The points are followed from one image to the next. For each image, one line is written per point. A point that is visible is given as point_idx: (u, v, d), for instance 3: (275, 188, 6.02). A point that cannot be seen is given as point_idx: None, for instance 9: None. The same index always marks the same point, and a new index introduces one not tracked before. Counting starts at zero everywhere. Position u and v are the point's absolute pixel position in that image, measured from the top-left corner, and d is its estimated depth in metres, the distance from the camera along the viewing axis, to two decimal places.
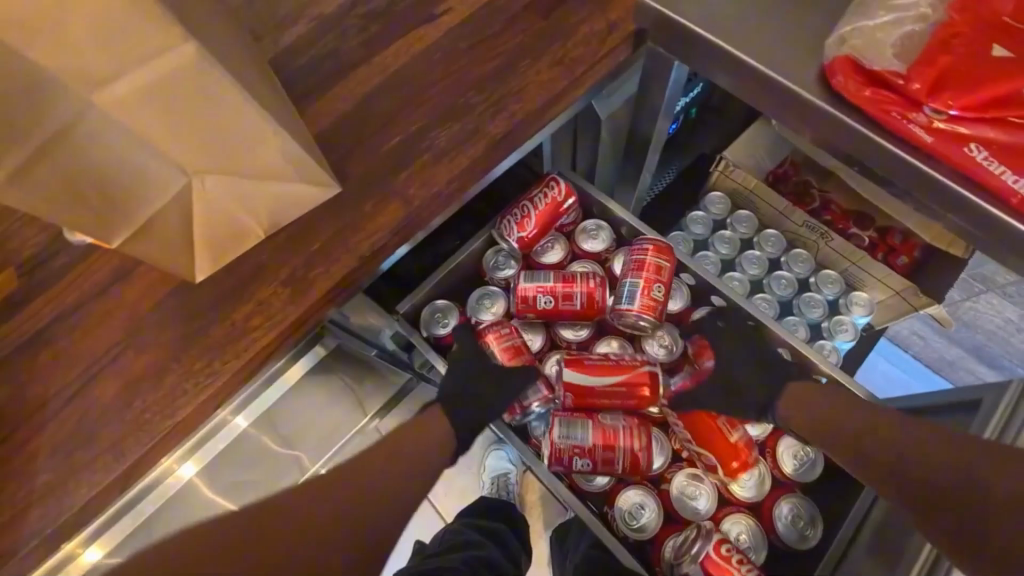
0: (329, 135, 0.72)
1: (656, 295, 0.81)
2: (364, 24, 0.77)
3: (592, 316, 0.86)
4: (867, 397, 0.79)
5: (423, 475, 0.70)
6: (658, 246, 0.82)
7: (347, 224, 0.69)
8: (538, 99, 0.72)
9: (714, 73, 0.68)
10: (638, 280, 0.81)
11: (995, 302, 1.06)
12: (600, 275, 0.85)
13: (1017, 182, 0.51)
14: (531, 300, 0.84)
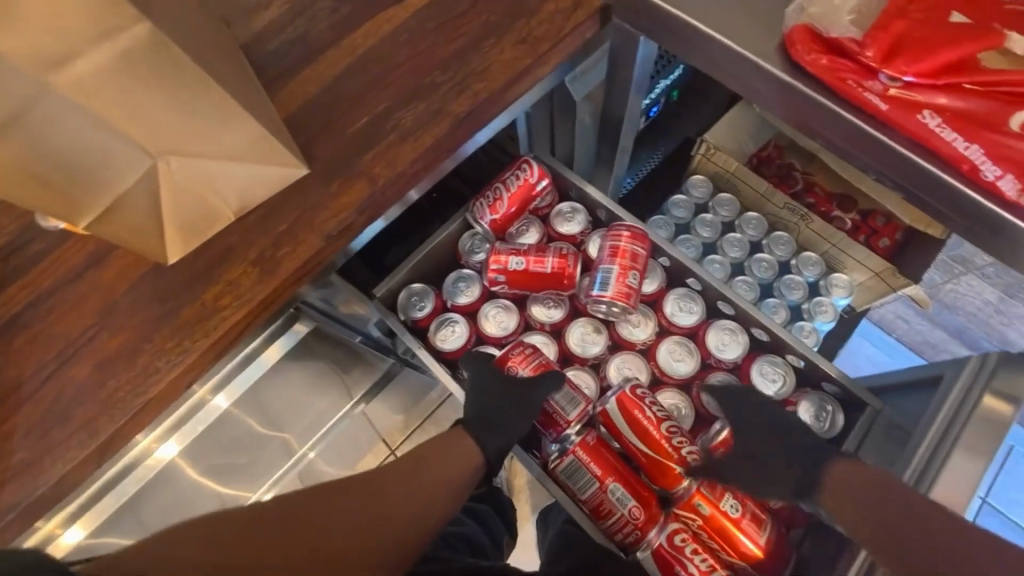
0: (299, 117, 0.73)
1: (630, 281, 0.82)
2: (333, 7, 0.77)
3: (563, 286, 0.86)
4: (840, 376, 0.79)
5: None
6: (635, 233, 0.83)
7: (314, 204, 0.70)
8: (502, 77, 0.72)
9: (678, 47, 0.69)
10: (613, 266, 0.82)
11: (975, 284, 1.05)
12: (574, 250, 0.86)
13: (968, 149, 0.52)
14: (503, 265, 0.85)
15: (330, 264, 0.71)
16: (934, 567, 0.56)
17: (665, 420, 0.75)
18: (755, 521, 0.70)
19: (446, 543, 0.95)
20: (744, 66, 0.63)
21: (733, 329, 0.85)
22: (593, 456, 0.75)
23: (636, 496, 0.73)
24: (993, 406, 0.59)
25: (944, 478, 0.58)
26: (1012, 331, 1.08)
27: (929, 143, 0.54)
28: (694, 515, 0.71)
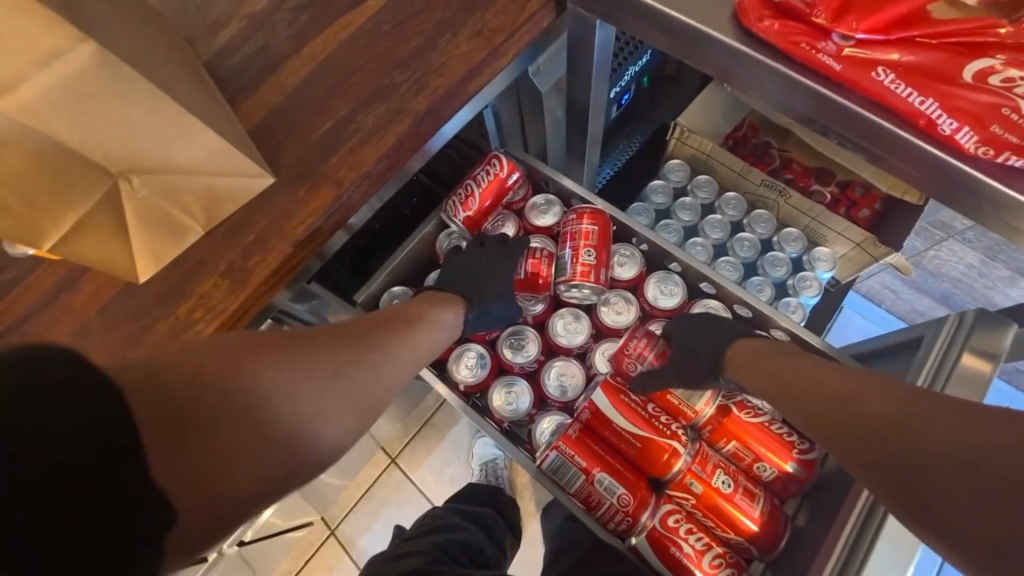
0: (263, 127, 0.73)
1: (588, 259, 0.84)
2: (292, 16, 0.77)
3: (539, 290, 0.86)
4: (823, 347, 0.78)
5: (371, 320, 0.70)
6: (587, 214, 0.85)
7: (282, 212, 0.70)
8: (459, 73, 0.73)
9: (638, 26, 0.69)
10: (571, 247, 0.85)
11: (957, 249, 1.04)
12: (546, 250, 0.87)
13: (922, 103, 0.55)
14: None
15: (303, 267, 0.72)
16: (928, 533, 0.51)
17: (650, 402, 0.74)
18: (747, 495, 0.69)
19: (444, 554, 0.93)
20: (700, 39, 0.65)
21: (715, 308, 0.86)
22: (577, 448, 0.71)
23: (625, 483, 0.70)
24: (971, 364, 0.59)
25: (951, 386, 0.59)
26: (997, 294, 1.08)
27: (884, 100, 0.56)
28: (687, 495, 0.70)
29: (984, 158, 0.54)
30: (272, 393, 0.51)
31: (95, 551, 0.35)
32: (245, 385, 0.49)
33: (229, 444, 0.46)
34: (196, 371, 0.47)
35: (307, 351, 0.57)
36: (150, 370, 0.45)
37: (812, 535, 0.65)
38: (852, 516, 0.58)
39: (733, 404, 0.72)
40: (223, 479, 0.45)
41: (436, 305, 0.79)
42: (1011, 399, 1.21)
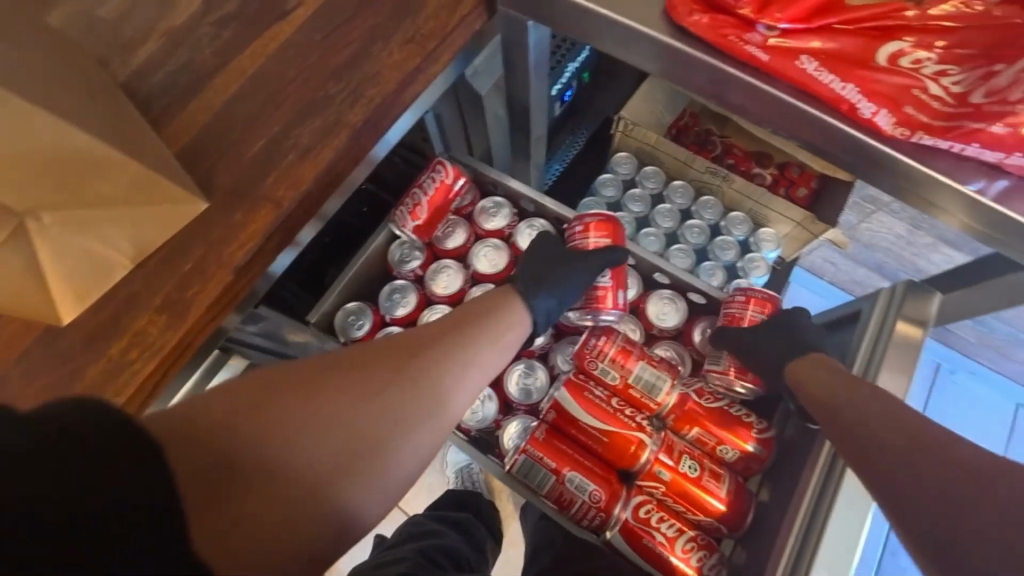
0: (192, 148, 0.69)
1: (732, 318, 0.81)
2: (215, 32, 0.75)
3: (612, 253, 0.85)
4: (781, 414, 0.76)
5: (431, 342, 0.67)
6: (757, 298, 0.80)
7: (217, 238, 0.65)
8: (395, 80, 0.72)
9: (569, 27, 0.70)
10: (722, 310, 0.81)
11: (885, 220, 1.11)
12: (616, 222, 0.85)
13: (844, 89, 0.58)
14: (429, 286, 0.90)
15: (251, 290, 0.69)
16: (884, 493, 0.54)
17: (614, 396, 0.74)
18: (713, 477, 0.71)
19: (426, 559, 0.90)
20: (630, 36, 0.66)
21: (671, 297, 0.88)
22: (545, 450, 0.71)
23: (596, 480, 0.70)
24: (906, 331, 0.64)
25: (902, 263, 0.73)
26: (922, 261, 1.14)
27: (808, 87, 0.59)
28: (657, 483, 0.71)
29: (900, 138, 0.57)
30: (317, 418, 0.55)
31: (126, 533, 0.34)
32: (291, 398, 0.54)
33: (242, 484, 0.49)
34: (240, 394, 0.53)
35: (357, 373, 0.59)
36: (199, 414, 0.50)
37: (775, 511, 0.67)
38: (823, 448, 0.63)
39: (692, 391, 0.75)
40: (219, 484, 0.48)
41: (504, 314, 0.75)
42: (942, 355, 1.34)
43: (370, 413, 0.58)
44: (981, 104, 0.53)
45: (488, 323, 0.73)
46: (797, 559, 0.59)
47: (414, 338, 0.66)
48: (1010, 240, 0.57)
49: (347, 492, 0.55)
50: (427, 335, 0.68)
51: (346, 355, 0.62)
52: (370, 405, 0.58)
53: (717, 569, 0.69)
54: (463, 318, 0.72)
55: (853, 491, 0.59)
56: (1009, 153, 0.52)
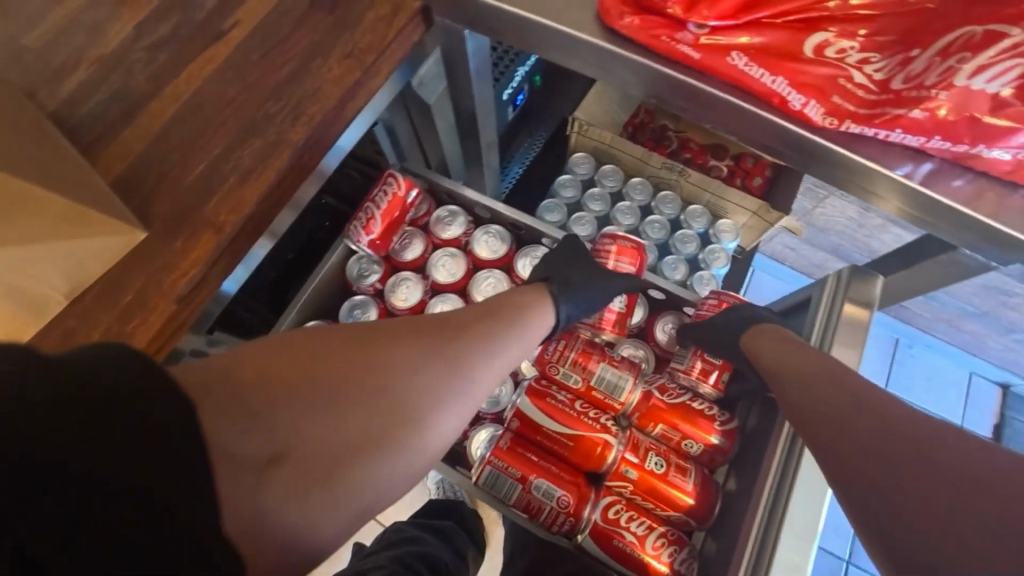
0: (128, 176, 0.67)
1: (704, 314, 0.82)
2: (149, 56, 0.73)
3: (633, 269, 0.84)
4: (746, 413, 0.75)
5: (466, 337, 0.65)
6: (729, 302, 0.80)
7: (158, 268, 0.63)
8: (336, 96, 0.71)
9: (507, 35, 0.70)
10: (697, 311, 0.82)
11: (838, 204, 1.13)
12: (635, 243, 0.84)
13: (774, 82, 0.59)
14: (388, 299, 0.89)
15: (201, 313, 0.66)
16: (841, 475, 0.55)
17: (578, 399, 0.75)
18: (680, 471, 0.71)
19: (403, 566, 0.89)
20: (565, 41, 0.66)
21: None
22: (510, 459, 0.71)
23: (563, 484, 0.70)
24: (853, 313, 0.67)
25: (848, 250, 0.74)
26: (875, 241, 1.17)
27: (742, 83, 0.60)
28: (625, 482, 0.71)
29: (830, 128, 0.59)
30: (349, 401, 0.54)
31: (126, 534, 0.33)
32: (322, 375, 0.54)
33: (263, 443, 0.49)
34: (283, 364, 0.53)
35: (395, 355, 0.59)
36: (239, 375, 0.51)
37: (740, 500, 0.67)
38: (783, 432, 0.65)
39: (655, 387, 0.76)
40: (239, 439, 0.47)
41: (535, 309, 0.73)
42: (899, 330, 1.39)
43: (399, 402, 0.57)
44: (900, 90, 0.54)
45: (525, 319, 0.71)
46: (760, 548, 0.60)
47: (451, 319, 0.66)
48: (941, 221, 0.59)
49: (359, 486, 0.54)
50: (467, 323, 0.66)
51: (384, 334, 0.61)
52: (400, 392, 0.57)
53: (688, 563, 0.69)
54: (501, 308, 0.70)
55: (810, 472, 0.61)
56: (929, 136, 0.54)
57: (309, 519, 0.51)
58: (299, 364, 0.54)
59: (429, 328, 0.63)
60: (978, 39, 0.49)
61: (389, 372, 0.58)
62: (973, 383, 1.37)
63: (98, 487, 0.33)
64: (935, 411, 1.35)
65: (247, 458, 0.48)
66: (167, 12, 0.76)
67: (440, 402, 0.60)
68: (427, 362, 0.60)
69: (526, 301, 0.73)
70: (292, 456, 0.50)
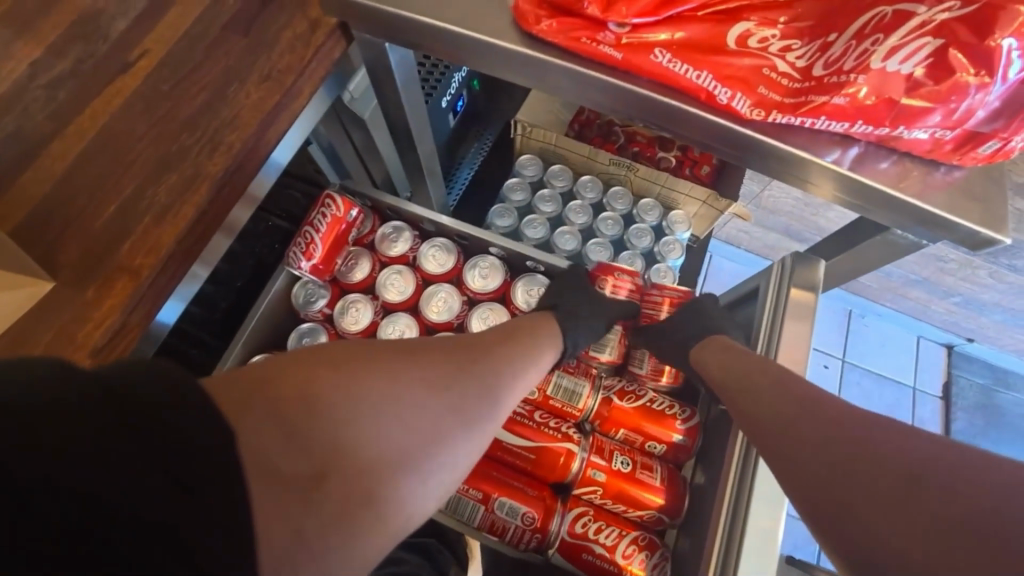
0: (32, 223, 0.62)
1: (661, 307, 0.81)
2: (47, 94, 0.68)
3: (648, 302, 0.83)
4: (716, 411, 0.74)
5: (490, 351, 0.63)
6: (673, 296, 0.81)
7: (71, 319, 0.59)
8: (256, 122, 0.67)
9: (430, 46, 0.67)
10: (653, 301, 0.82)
11: (784, 186, 1.15)
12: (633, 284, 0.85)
13: (700, 78, 0.58)
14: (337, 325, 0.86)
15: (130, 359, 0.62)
16: None
17: (536, 409, 0.74)
18: (645, 470, 0.70)
19: None
20: (486, 49, 0.64)
21: None
22: (471, 481, 0.69)
23: (528, 499, 0.69)
24: (798, 296, 0.68)
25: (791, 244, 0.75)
26: (822, 219, 1.20)
27: (669, 80, 0.59)
28: (593, 488, 0.70)
29: (759, 119, 0.58)
30: (390, 408, 0.50)
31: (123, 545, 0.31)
32: (357, 389, 0.49)
33: (295, 460, 0.43)
34: (315, 378, 0.48)
35: (431, 364, 0.56)
36: (273, 387, 0.46)
37: (706, 497, 0.67)
38: (736, 445, 0.64)
39: (613, 392, 0.75)
40: (274, 453, 0.42)
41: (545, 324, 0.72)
42: (851, 302, 1.42)
43: (438, 410, 0.53)
44: (822, 77, 0.54)
45: (550, 332, 0.70)
46: (732, 524, 0.60)
47: (474, 336, 0.64)
48: (874, 205, 0.60)
49: (398, 505, 0.48)
50: (494, 337, 0.65)
51: (412, 347, 0.57)
52: (439, 400, 0.54)
53: (660, 567, 0.68)
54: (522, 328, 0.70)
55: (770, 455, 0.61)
56: (852, 121, 0.54)
57: (343, 544, 0.44)
58: (332, 373, 0.49)
59: (456, 343, 0.61)
60: (888, 19, 0.50)
61: (424, 384, 0.54)
62: (922, 346, 1.43)
63: (102, 486, 0.32)
64: (889, 374, 1.39)
65: (289, 476, 0.42)
66: (66, 45, 0.71)
67: (474, 414, 0.56)
68: (464, 370, 0.58)
69: (541, 316, 0.72)
70: (335, 469, 0.45)
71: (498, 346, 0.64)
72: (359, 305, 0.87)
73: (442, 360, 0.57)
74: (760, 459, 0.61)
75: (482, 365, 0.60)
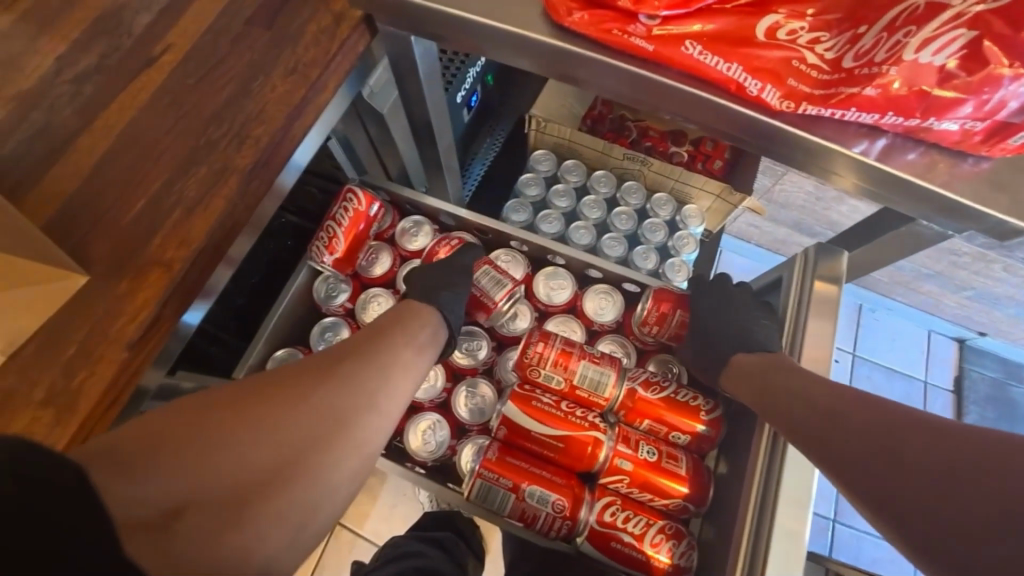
0: (62, 217, 0.63)
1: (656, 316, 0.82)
2: (73, 89, 0.68)
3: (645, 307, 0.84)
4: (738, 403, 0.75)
5: (355, 352, 0.65)
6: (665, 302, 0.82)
7: (105, 313, 0.59)
8: (282, 116, 0.68)
9: (456, 38, 0.67)
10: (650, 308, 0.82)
11: (798, 179, 1.15)
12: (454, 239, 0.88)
13: (730, 69, 0.58)
14: (360, 318, 0.86)
15: (161, 355, 0.63)
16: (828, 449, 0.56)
17: (563, 399, 0.74)
18: (671, 460, 0.71)
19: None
20: (515, 41, 0.64)
21: (606, 291, 0.88)
22: (500, 470, 0.70)
23: (556, 488, 0.70)
24: (822, 289, 0.69)
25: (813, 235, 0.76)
26: (835, 213, 1.20)
27: (699, 72, 0.59)
28: (620, 477, 0.71)
29: (788, 111, 0.59)
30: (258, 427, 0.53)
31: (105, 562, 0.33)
32: (218, 418, 0.51)
33: (159, 495, 0.44)
34: (172, 424, 0.49)
35: (297, 380, 0.58)
36: (124, 442, 0.46)
37: (733, 486, 0.68)
38: (761, 437, 0.65)
39: (638, 383, 0.75)
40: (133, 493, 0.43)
41: (416, 317, 0.73)
42: (862, 296, 1.43)
43: (314, 416, 0.56)
44: (852, 68, 0.55)
45: (421, 323, 0.72)
46: (760, 515, 0.61)
47: (341, 346, 0.66)
48: (894, 193, 0.61)
49: (290, 506, 0.52)
50: (359, 341, 0.67)
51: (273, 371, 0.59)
52: (315, 407, 0.57)
53: (688, 555, 0.69)
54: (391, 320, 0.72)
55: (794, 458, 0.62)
56: (883, 112, 0.55)
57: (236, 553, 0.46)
58: (183, 415, 0.51)
59: (319, 355, 0.64)
60: (921, 11, 0.50)
61: (291, 396, 0.57)
62: (934, 340, 1.43)
63: (80, 519, 0.33)
64: (901, 368, 1.40)
65: (152, 511, 0.43)
66: (91, 40, 0.71)
67: (347, 412, 0.59)
68: (332, 377, 0.60)
69: (408, 309, 0.74)
70: (200, 497, 0.46)
71: (363, 346, 0.66)
72: (381, 300, 0.88)
73: (307, 372, 0.60)
74: (787, 442, 0.63)
75: (351, 368, 0.62)
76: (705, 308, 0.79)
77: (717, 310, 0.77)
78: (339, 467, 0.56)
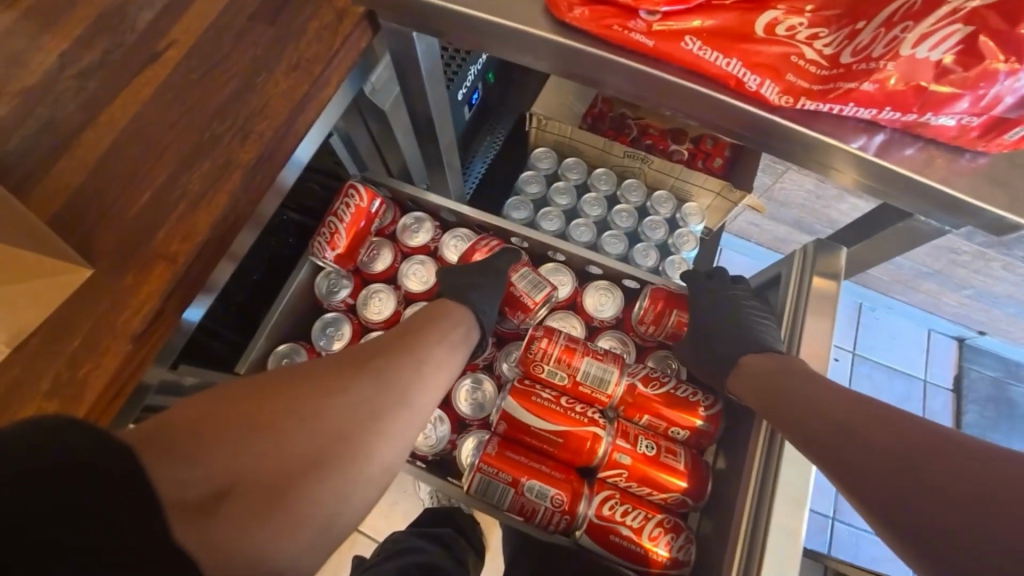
0: (68, 211, 0.63)
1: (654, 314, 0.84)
2: (78, 85, 0.69)
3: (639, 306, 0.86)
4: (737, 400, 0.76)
5: (393, 348, 0.66)
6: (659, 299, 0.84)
7: (111, 306, 0.60)
8: (285, 111, 0.68)
9: (459, 35, 0.68)
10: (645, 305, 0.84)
11: (797, 177, 1.15)
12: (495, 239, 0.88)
13: (729, 65, 0.59)
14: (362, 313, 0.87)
15: (165, 348, 0.63)
16: (824, 442, 0.57)
17: (563, 394, 0.75)
18: (670, 455, 0.72)
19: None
20: (517, 37, 0.64)
21: (607, 288, 0.89)
22: (500, 464, 0.70)
23: (555, 482, 0.70)
24: (820, 285, 0.69)
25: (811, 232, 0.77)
26: (834, 212, 1.21)
27: (698, 68, 0.60)
28: (619, 472, 0.71)
29: (787, 106, 0.59)
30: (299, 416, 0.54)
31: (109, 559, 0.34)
32: (263, 406, 0.53)
33: (204, 479, 0.46)
34: (219, 407, 0.51)
35: (337, 371, 0.59)
36: (173, 422, 0.48)
37: (731, 480, 0.69)
38: (760, 439, 0.65)
39: (638, 378, 0.76)
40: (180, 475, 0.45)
41: (449, 314, 0.74)
42: (862, 294, 1.43)
43: (352, 408, 0.57)
44: (850, 64, 0.55)
45: (456, 321, 0.73)
46: (757, 509, 0.61)
47: (380, 340, 0.67)
48: (896, 190, 0.61)
49: (328, 496, 0.52)
50: (398, 336, 0.68)
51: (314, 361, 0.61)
52: (353, 399, 0.58)
53: (686, 548, 0.69)
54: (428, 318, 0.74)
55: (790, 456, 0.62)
56: (880, 107, 0.55)
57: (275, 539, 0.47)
58: (229, 400, 0.52)
59: (358, 348, 0.64)
60: (919, 6, 0.51)
61: (331, 388, 0.57)
62: (934, 338, 1.44)
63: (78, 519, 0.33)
64: (900, 367, 1.40)
65: (196, 494, 0.45)
66: (95, 36, 0.72)
67: (385, 407, 0.59)
68: (369, 371, 0.61)
69: (442, 306, 0.75)
70: (242, 482, 0.48)
71: (401, 342, 0.67)
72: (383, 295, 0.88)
73: (348, 365, 0.61)
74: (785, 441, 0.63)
75: (390, 364, 0.63)
76: (704, 305, 0.79)
77: (716, 308, 0.78)
78: (375, 461, 0.57)
